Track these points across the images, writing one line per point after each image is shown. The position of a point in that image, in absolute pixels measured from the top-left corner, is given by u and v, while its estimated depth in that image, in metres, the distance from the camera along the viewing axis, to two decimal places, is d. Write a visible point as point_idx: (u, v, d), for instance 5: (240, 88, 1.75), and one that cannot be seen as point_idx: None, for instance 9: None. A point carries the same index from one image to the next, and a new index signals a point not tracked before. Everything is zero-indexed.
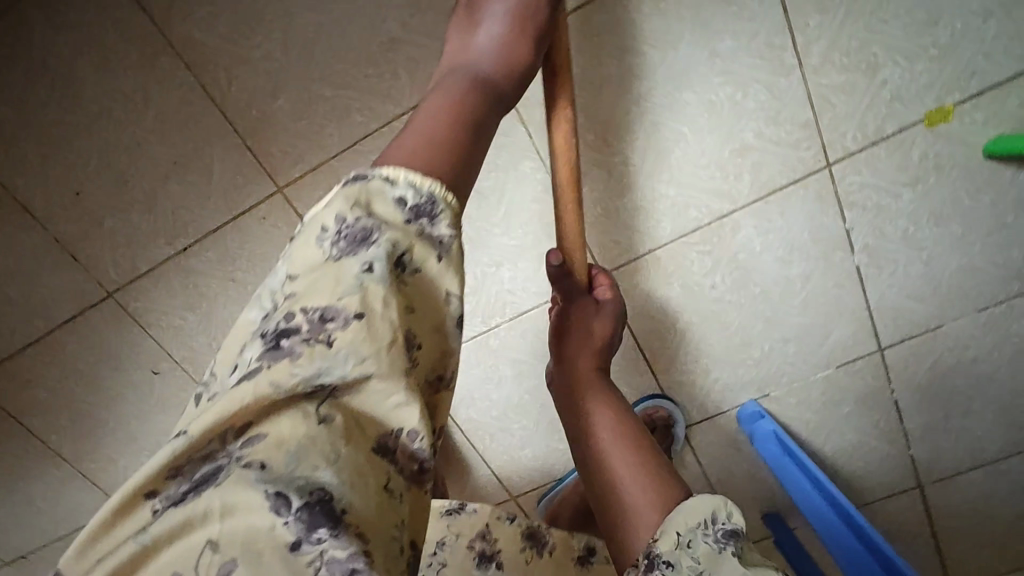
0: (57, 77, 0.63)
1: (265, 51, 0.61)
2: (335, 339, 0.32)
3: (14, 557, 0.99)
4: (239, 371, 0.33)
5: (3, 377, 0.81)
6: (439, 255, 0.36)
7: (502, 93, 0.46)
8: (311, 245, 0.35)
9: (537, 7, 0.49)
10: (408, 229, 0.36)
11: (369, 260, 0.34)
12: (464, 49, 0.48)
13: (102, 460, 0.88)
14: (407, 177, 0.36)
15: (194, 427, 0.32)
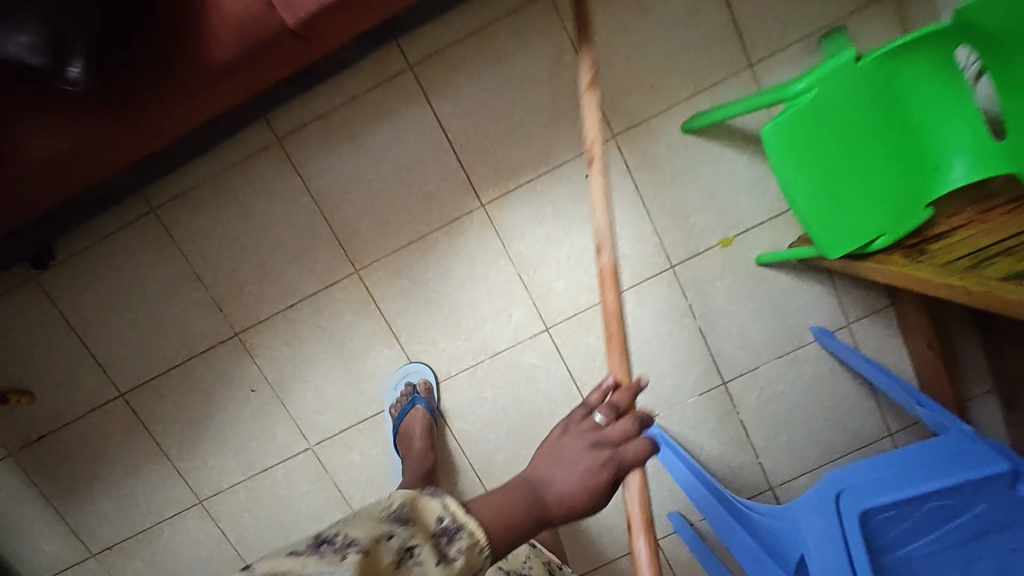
0: (241, 206, 1.13)
1: (359, 196, 1.12)
2: (344, 557, 0.48)
3: (102, 548, 1.28)
4: (294, 555, 0.50)
5: (148, 391, 1.21)
6: (437, 561, 0.51)
7: (549, 522, 0.57)
8: (374, 515, 0.53)
9: (615, 465, 0.57)
10: (427, 535, 0.53)
11: (394, 532, 0.51)
12: (549, 461, 0.58)
13: (195, 460, 1.24)
14: (445, 506, 0.54)
15: (254, 566, 0.49)
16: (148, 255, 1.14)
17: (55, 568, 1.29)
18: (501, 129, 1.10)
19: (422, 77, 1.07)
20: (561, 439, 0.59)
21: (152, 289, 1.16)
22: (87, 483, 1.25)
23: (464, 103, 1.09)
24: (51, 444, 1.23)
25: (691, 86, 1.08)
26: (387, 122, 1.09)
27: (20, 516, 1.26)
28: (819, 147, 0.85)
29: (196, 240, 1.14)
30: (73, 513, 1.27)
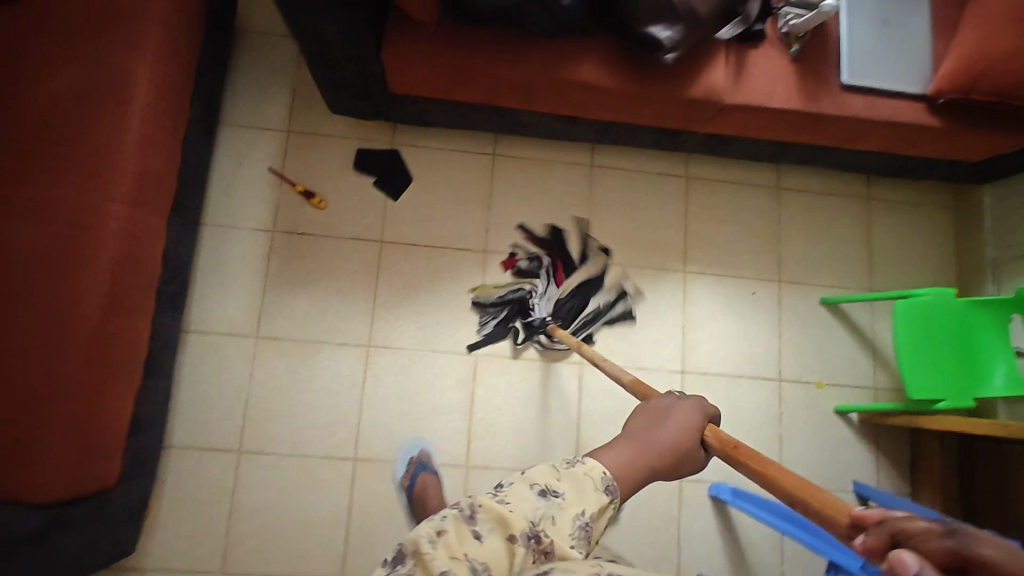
0: (543, 183, 1.64)
1: (615, 222, 1.65)
2: (462, 528, 0.60)
3: (267, 336, 1.48)
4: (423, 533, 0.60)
5: (400, 251, 1.56)
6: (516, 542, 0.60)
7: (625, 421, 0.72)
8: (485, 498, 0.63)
9: (690, 411, 0.81)
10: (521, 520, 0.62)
11: (490, 523, 0.61)
12: (651, 425, 0.79)
13: (389, 315, 1.53)
14: (529, 505, 0.64)
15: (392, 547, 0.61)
16: (469, 174, 1.62)
17: (220, 329, 1.47)
18: (716, 237, 1.67)
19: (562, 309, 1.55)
20: (665, 413, 0.81)
21: (454, 193, 1.61)
22: (303, 283, 1.52)
23: (705, 211, 1.68)
24: (304, 242, 1.54)
25: (834, 280, 1.68)
26: (657, 195, 1.67)
27: (234, 275, 1.50)
28: (923, 332, 1.37)
29: (504, 184, 1.62)
30: (271, 297, 1.51)
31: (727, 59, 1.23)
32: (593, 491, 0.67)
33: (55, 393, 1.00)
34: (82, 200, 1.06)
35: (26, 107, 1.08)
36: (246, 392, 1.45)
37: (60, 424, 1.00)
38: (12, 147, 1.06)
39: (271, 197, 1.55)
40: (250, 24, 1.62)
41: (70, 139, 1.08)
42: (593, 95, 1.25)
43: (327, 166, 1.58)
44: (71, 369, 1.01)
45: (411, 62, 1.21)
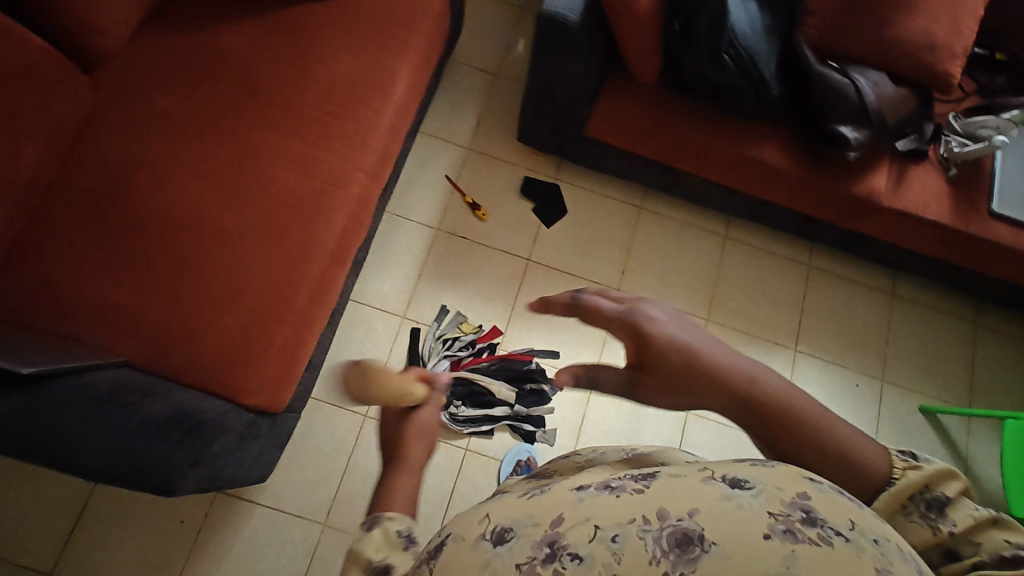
0: (680, 241, 1.79)
1: (739, 290, 1.77)
2: None
3: (413, 318, 1.63)
4: None
5: (542, 272, 1.71)
6: None
7: None
8: None
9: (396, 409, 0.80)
10: None
11: None
12: None
13: (522, 325, 1.66)
14: None
15: None
16: (616, 219, 1.78)
17: (375, 303, 1.63)
18: (828, 326, 1.77)
19: (478, 405, 1.55)
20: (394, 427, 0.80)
21: (600, 232, 1.77)
22: (453, 279, 1.68)
23: (821, 300, 1.79)
24: (462, 244, 1.71)
25: (935, 392, 1.75)
26: (780, 275, 1.80)
27: (398, 259, 1.67)
28: None
29: (646, 235, 1.78)
30: (424, 285, 1.66)
31: (890, 169, 1.38)
32: (371, 545, 0.55)
33: (283, 318, 1.17)
34: (338, 166, 1.26)
35: (308, 80, 1.30)
36: (384, 363, 1.58)
37: (280, 346, 1.16)
38: (292, 112, 1.27)
39: (442, 200, 1.74)
40: (457, 56, 1.88)
41: (338, 115, 1.29)
42: (762, 174, 1.41)
43: (495, 185, 1.77)
44: (296, 302, 1.18)
45: (615, 115, 1.41)
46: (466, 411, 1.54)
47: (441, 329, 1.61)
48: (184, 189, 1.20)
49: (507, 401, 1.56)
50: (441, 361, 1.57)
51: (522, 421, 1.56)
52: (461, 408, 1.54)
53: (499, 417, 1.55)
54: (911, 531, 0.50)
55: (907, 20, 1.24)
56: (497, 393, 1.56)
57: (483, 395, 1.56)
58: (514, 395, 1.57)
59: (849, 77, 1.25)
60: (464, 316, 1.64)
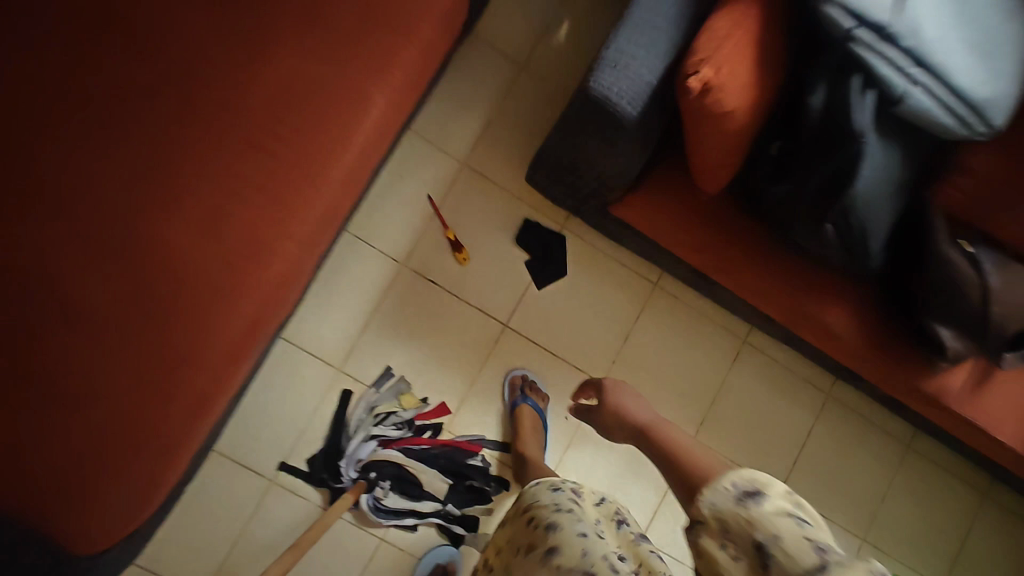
0: (690, 338, 1.49)
1: (737, 409, 1.52)
2: None
3: (351, 375, 1.34)
4: None
5: (518, 344, 1.42)
6: None
7: None
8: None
9: None
10: None
11: None
12: None
13: (479, 406, 1.39)
14: None
15: None
16: (622, 296, 1.46)
17: (307, 347, 1.33)
18: (822, 468, 1.55)
19: (408, 497, 1.33)
20: None
21: (600, 309, 1.45)
22: (409, 334, 1.37)
23: (825, 436, 1.56)
24: (429, 291, 1.38)
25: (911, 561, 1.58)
26: (789, 399, 1.54)
27: (346, 297, 1.35)
28: None
29: (652, 323, 1.47)
30: (372, 336, 1.36)
31: (974, 368, 1.08)
32: None
33: (159, 423, 0.88)
34: (270, 227, 0.92)
35: (248, 87, 0.92)
36: (304, 423, 1.32)
37: (143, 459, 0.88)
38: (218, 133, 0.91)
39: (417, 228, 1.38)
40: (475, 30, 1.42)
41: (286, 152, 0.93)
42: (817, 333, 1.10)
43: (487, 223, 1.40)
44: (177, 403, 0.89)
45: (655, 213, 1.06)
46: (392, 503, 1.32)
47: (375, 397, 1.32)
48: (41, 218, 0.85)
49: (441, 497, 1.36)
50: (366, 441, 1.29)
51: (454, 520, 1.36)
52: (386, 501, 1.31)
53: (428, 514, 1.35)
54: (727, 508, 0.71)
55: None
56: (427, 485, 1.35)
57: (413, 487, 1.33)
58: (447, 489, 1.36)
59: (978, 264, 0.91)
60: (407, 384, 1.35)
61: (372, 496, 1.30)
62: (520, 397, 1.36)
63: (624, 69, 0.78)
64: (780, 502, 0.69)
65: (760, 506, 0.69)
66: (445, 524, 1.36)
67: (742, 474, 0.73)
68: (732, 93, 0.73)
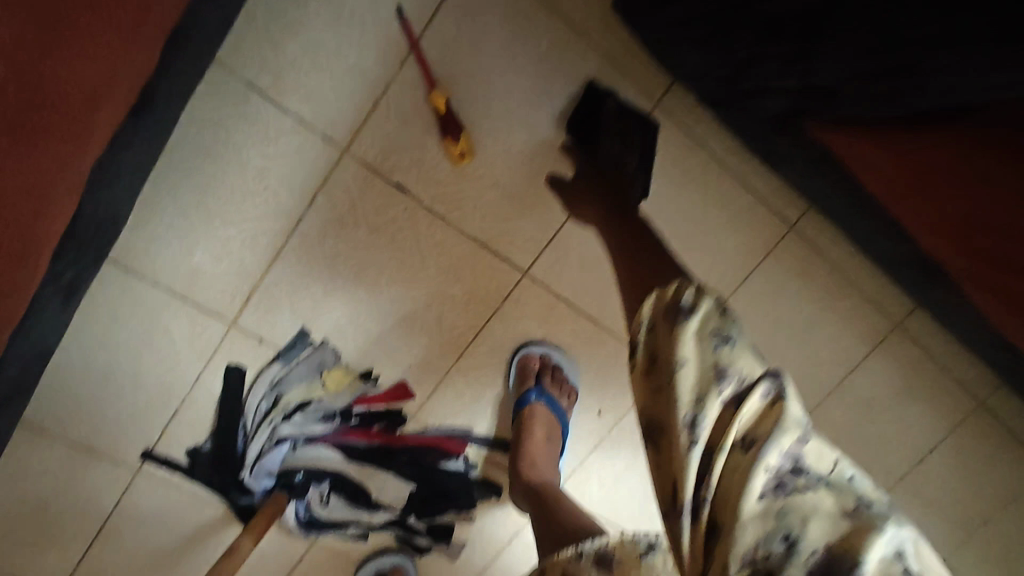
0: (816, 315, 0.92)
1: (848, 415, 1.02)
2: None
3: (253, 334, 0.78)
4: None
5: (542, 304, 0.84)
6: None
7: None
8: None
9: None
10: None
11: None
12: None
13: (468, 390, 0.87)
14: None
15: None
16: (731, 241, 0.84)
17: (168, 284, 0.74)
18: (933, 488, 1.13)
19: (349, 506, 0.88)
20: None
21: (689, 258, 0.84)
22: (356, 276, 0.77)
23: (954, 452, 1.10)
24: (393, 204, 0.75)
25: None
26: (924, 406, 1.04)
27: (234, 201, 0.71)
28: None
29: (766, 287, 0.88)
30: (289, 272, 0.76)
31: None
32: None
33: None
34: None
35: None
36: (178, 400, 0.80)
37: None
38: None
39: (373, 78, 0.68)
40: None
41: None
42: None
43: (513, 80, 0.71)
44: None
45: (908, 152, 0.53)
46: (327, 514, 0.89)
47: (287, 373, 0.80)
48: None
49: (400, 506, 0.91)
50: (279, 441, 0.82)
51: (423, 530, 0.94)
52: (318, 512, 0.88)
53: (381, 525, 0.91)
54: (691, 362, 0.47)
55: None
56: (379, 493, 0.89)
57: (357, 494, 0.88)
58: (409, 496, 0.90)
59: None
60: (335, 353, 0.80)
61: (295, 508, 0.87)
62: (534, 390, 0.83)
63: None
64: (757, 372, 0.46)
65: (723, 390, 0.45)
66: (409, 535, 0.94)
67: (689, 304, 0.49)
68: None
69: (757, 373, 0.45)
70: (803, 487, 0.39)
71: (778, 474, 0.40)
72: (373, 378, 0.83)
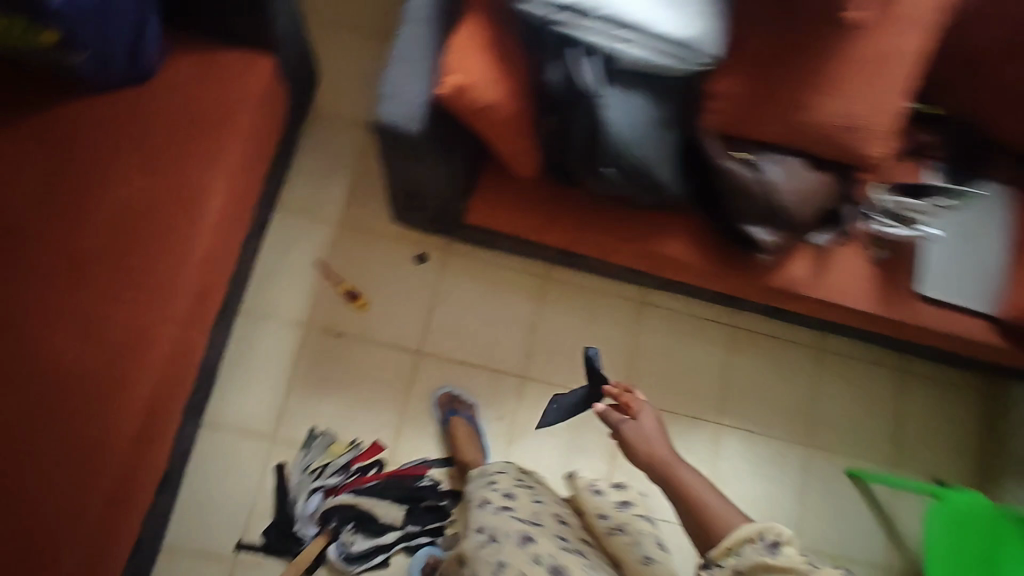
0: (593, 312, 1.58)
1: (658, 363, 1.60)
2: None
3: (285, 441, 1.39)
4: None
5: (436, 366, 1.49)
6: None
7: None
8: None
9: None
10: None
11: None
12: None
13: (417, 433, 1.46)
14: None
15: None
16: (519, 293, 1.55)
17: (235, 427, 1.38)
18: (755, 392, 1.64)
19: (369, 533, 1.36)
20: None
21: (502, 310, 1.54)
22: (330, 388, 1.44)
23: (746, 361, 1.65)
24: (339, 343, 1.46)
25: (862, 453, 1.66)
26: (702, 340, 1.63)
27: (261, 371, 1.41)
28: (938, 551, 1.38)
29: (554, 308, 1.57)
30: (296, 398, 1.42)
31: (811, 255, 1.22)
32: None
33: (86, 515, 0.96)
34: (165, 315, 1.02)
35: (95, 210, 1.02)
36: (252, 499, 1.36)
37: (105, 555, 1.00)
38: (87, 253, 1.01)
39: (311, 290, 1.47)
40: (317, 101, 1.53)
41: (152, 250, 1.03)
42: (659, 255, 1.18)
43: (374, 266, 1.50)
44: (140, 489, 1.06)
45: (485, 191, 1.14)
46: (358, 545, 1.34)
47: (308, 457, 1.38)
48: None
49: (401, 522, 1.38)
50: (312, 496, 1.36)
51: (422, 535, 1.39)
52: (349, 543, 1.34)
53: (395, 542, 1.37)
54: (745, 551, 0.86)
55: (825, 101, 1.01)
56: (384, 517, 1.37)
57: (371, 522, 1.36)
58: (404, 514, 1.39)
59: (760, 169, 1.04)
60: (333, 435, 1.41)
61: (336, 545, 1.34)
62: (450, 411, 1.45)
63: (398, 94, 0.89)
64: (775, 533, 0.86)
65: (764, 546, 0.86)
66: (416, 544, 1.39)
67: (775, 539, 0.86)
68: (477, 88, 0.84)
69: (784, 544, 0.85)
70: (770, 546, 0.85)
71: (766, 544, 0.86)
72: (357, 443, 1.41)
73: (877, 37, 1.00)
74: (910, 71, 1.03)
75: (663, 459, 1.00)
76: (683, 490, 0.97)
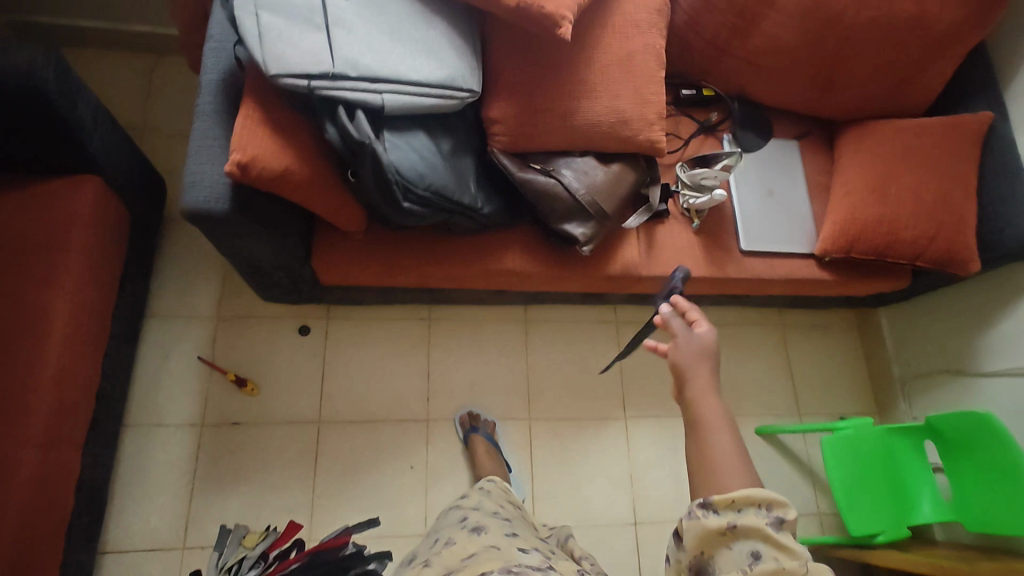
0: (482, 342, 1.66)
1: (555, 374, 1.67)
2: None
3: (195, 546, 1.37)
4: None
5: (338, 430, 1.52)
6: None
7: None
8: None
9: None
10: None
11: None
12: None
13: (331, 501, 1.46)
14: None
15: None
16: (406, 341, 1.62)
17: (139, 545, 1.35)
18: (652, 378, 1.72)
19: None
20: None
21: (393, 361, 1.59)
22: (234, 479, 1.43)
23: (637, 353, 1.74)
24: (235, 433, 1.47)
25: (767, 410, 1.75)
26: (591, 343, 1.72)
27: (159, 481, 1.40)
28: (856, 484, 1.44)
29: (443, 347, 1.63)
30: (201, 499, 1.40)
31: (637, 239, 1.35)
32: None
33: None
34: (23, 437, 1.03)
35: None
36: None
37: None
38: None
39: (198, 388, 1.49)
40: (174, 210, 1.60)
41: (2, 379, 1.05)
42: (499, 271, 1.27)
43: (258, 350, 1.54)
44: None
45: (322, 253, 1.22)
46: None
47: (222, 557, 1.35)
48: None
49: None
50: None
51: None
52: None
53: None
54: (746, 517, 0.68)
55: (590, 105, 1.17)
56: None
57: None
58: None
59: (555, 175, 1.18)
60: (246, 527, 1.40)
61: None
62: (474, 428, 1.54)
63: (198, 183, 0.98)
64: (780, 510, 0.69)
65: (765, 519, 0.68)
66: None
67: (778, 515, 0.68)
68: (260, 159, 0.94)
69: (782, 520, 0.68)
70: (769, 517, 0.68)
71: (768, 518, 0.68)
72: (270, 528, 1.41)
73: (618, 47, 1.19)
74: (653, 68, 1.21)
75: (695, 386, 0.79)
76: (695, 421, 0.77)
